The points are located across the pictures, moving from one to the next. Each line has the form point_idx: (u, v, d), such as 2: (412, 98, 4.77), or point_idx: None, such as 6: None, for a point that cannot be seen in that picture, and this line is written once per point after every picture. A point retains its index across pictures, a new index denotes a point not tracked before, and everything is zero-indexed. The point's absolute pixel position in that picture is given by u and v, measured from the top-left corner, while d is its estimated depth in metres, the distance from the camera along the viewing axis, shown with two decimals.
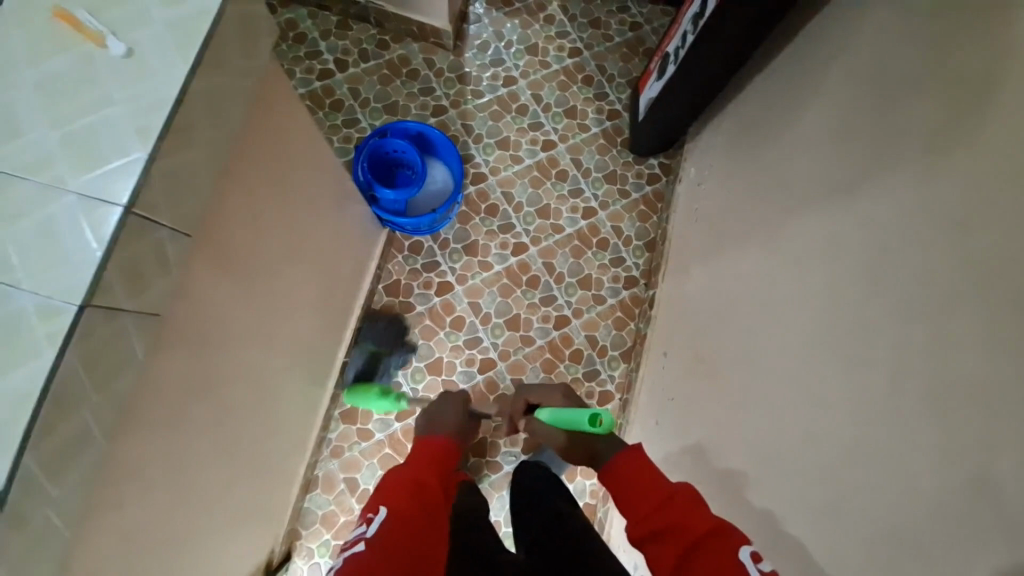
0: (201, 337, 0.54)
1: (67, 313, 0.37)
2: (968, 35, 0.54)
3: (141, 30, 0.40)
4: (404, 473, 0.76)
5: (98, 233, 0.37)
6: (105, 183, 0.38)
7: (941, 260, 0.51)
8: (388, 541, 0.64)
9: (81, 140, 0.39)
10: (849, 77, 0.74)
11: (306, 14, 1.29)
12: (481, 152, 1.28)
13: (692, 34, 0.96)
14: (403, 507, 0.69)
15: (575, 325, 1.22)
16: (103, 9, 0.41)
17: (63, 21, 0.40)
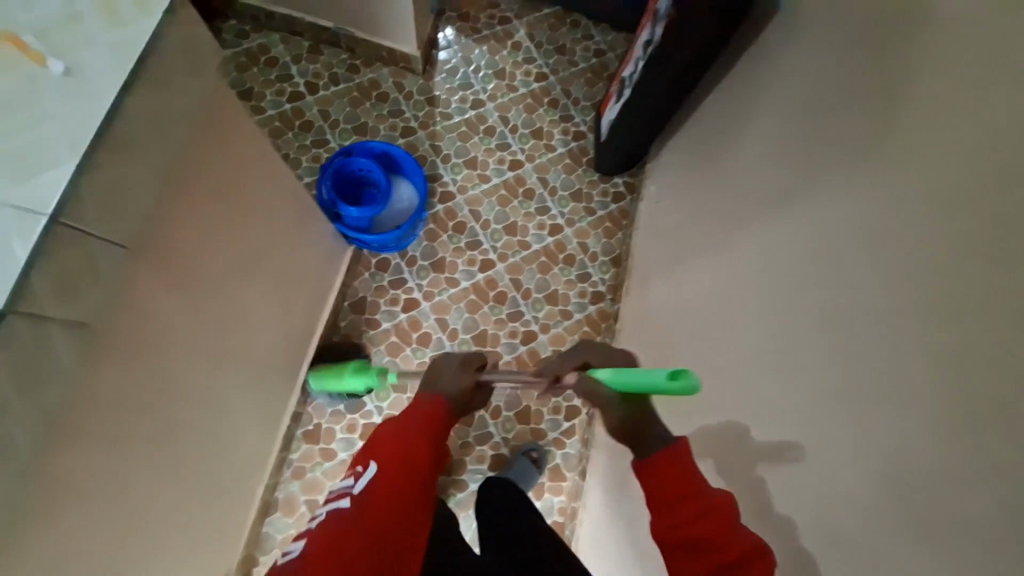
0: (135, 347, 0.54)
1: None
2: (883, 64, 0.59)
3: (84, 51, 0.41)
4: (403, 419, 0.63)
5: (23, 244, 0.38)
6: (38, 197, 0.39)
7: (866, 268, 0.54)
8: (371, 509, 0.55)
9: (15, 155, 0.39)
10: (786, 101, 0.79)
11: (278, 39, 1.33)
12: (450, 171, 1.32)
13: (644, 59, 1.01)
14: (394, 473, 0.57)
15: (543, 340, 1.24)
16: (48, 31, 0.42)
17: (7, 41, 0.41)
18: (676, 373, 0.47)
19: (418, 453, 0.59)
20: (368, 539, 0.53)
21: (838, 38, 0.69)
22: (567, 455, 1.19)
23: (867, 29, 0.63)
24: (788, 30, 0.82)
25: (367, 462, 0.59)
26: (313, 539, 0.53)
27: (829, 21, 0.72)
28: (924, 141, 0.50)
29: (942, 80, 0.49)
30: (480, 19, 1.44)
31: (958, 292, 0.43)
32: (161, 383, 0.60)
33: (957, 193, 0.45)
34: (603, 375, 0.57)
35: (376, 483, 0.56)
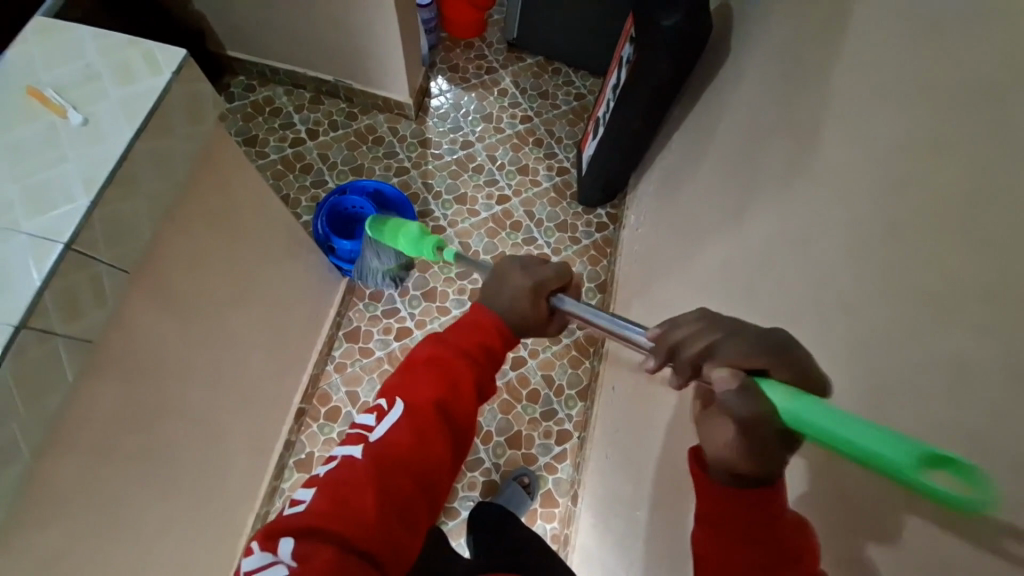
0: (132, 365, 0.58)
1: (4, 333, 0.42)
2: (807, 95, 0.65)
3: (100, 104, 0.49)
4: (435, 352, 0.62)
5: (41, 267, 0.43)
6: (52, 227, 0.44)
7: (794, 276, 0.58)
8: (390, 455, 0.56)
9: (36, 191, 0.45)
10: (734, 129, 0.85)
11: (282, 91, 1.45)
12: (441, 207, 1.40)
13: (614, 100, 1.10)
14: (420, 415, 0.59)
15: (532, 365, 1.27)
16: (68, 88, 0.49)
17: (33, 97, 0.48)
18: (933, 455, 0.29)
19: (447, 394, 0.60)
20: (379, 484, 0.54)
21: (772, 74, 0.77)
22: (558, 479, 1.19)
23: (793, 67, 0.71)
24: (734, 69, 0.90)
25: (392, 401, 0.60)
26: (326, 482, 0.55)
27: (764, 58, 0.80)
28: (834, 159, 0.55)
29: (850, 106, 0.55)
30: (468, 69, 1.56)
31: (855, 292, 0.47)
32: (156, 401, 0.64)
33: (859, 198, 0.50)
34: (775, 397, 0.39)
35: (398, 425, 0.58)
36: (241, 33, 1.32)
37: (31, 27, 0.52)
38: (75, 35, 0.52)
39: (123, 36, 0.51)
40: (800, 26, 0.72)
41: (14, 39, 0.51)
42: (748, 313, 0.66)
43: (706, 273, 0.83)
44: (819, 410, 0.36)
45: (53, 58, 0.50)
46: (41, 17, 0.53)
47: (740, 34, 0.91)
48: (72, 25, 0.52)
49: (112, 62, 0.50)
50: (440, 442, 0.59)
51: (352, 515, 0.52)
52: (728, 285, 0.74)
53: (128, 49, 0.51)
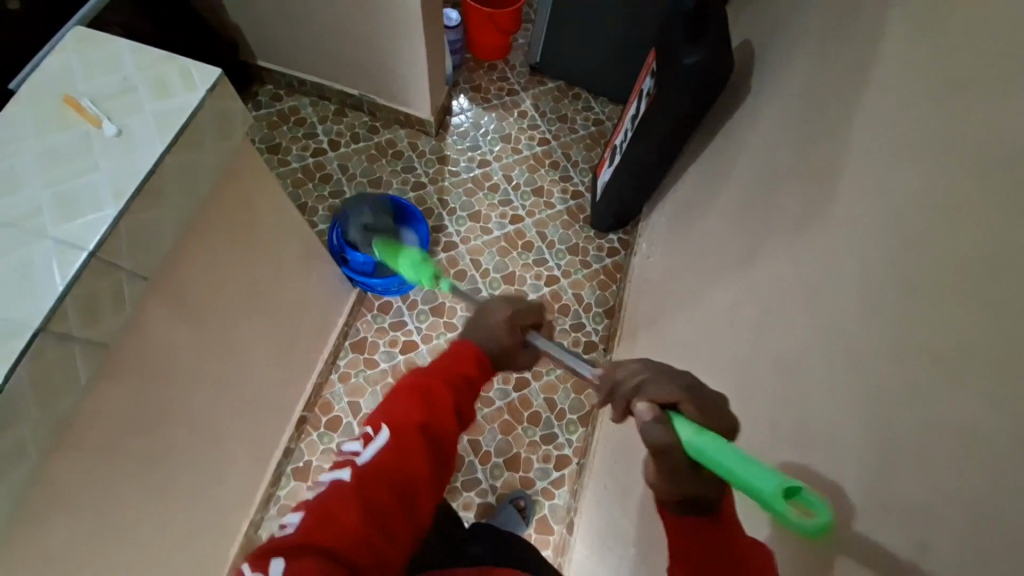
0: (140, 369, 0.59)
1: (22, 336, 0.42)
2: (824, 138, 0.65)
3: (133, 116, 0.50)
4: (422, 375, 0.64)
5: (64, 273, 0.44)
6: (79, 234, 0.46)
7: (805, 323, 0.57)
8: (375, 481, 0.56)
9: (66, 199, 0.47)
10: (750, 167, 0.86)
11: (308, 102, 1.48)
12: (454, 223, 1.41)
13: (632, 130, 1.12)
14: (406, 433, 0.59)
15: (535, 387, 1.26)
16: (104, 98, 0.51)
17: (71, 105, 0.50)
18: (792, 488, 0.36)
19: (431, 421, 0.60)
20: (365, 513, 0.53)
21: (791, 117, 0.77)
22: (555, 505, 1.17)
23: (813, 110, 0.71)
24: (752, 107, 0.91)
25: (379, 427, 0.60)
26: (314, 502, 0.55)
27: (784, 98, 0.81)
28: (850, 208, 0.55)
29: (867, 157, 0.55)
30: (490, 90, 1.59)
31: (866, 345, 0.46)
32: (161, 405, 0.64)
33: (873, 248, 0.49)
34: (682, 431, 0.43)
35: (384, 450, 0.58)
36: (273, 45, 1.37)
37: (71, 41, 0.54)
38: (115, 47, 0.53)
39: (161, 51, 0.53)
40: (820, 72, 0.72)
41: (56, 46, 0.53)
42: (755, 353, 0.65)
43: (715, 309, 0.82)
44: (720, 448, 0.40)
45: (92, 69, 0.52)
46: (84, 28, 0.54)
47: (760, 75, 0.92)
48: (109, 39, 0.54)
49: (148, 77, 0.52)
50: (427, 467, 0.59)
51: (339, 530, 0.51)
52: (736, 323, 0.74)
53: (165, 64, 0.52)
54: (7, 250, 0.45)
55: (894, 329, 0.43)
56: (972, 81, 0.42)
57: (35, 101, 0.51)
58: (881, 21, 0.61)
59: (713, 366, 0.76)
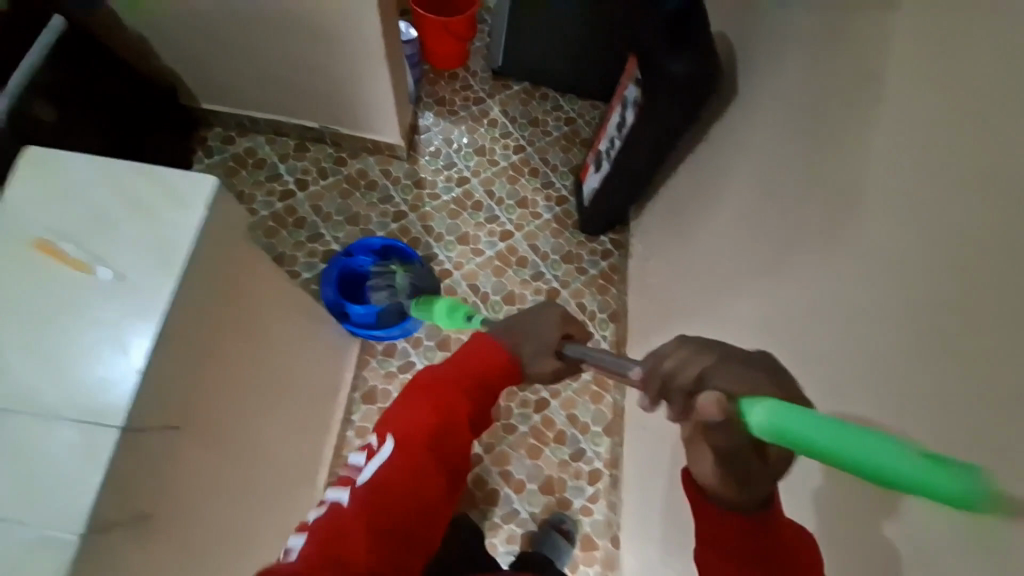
0: (174, 516, 0.53)
1: (67, 547, 0.41)
2: (828, 142, 0.65)
3: (124, 256, 0.48)
4: (424, 385, 0.65)
5: (96, 460, 0.42)
6: (98, 415, 0.44)
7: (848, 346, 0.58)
8: (375, 493, 0.58)
9: (65, 368, 0.45)
10: (751, 172, 0.85)
11: (263, 140, 1.37)
12: (444, 250, 1.36)
13: (619, 140, 1.10)
14: (411, 446, 0.60)
15: (555, 405, 1.25)
16: (81, 237, 0.49)
17: (50, 251, 0.48)
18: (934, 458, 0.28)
19: (432, 429, 0.61)
20: (367, 525, 0.56)
21: (784, 120, 0.77)
22: (595, 519, 1.18)
23: (809, 111, 0.70)
24: (742, 108, 0.90)
25: (381, 440, 0.62)
26: (318, 523, 0.57)
27: (774, 98, 0.80)
28: (866, 226, 0.55)
29: (876, 169, 0.55)
30: (455, 102, 1.52)
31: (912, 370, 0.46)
32: (200, 540, 0.58)
33: (903, 268, 0.49)
34: (774, 417, 0.33)
35: (386, 463, 0.60)
36: (215, 86, 1.24)
37: (27, 171, 0.51)
38: (80, 173, 0.51)
39: (135, 165, 0.52)
40: (810, 74, 0.72)
41: (9, 179, 0.50)
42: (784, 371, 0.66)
43: (730, 320, 0.83)
44: (827, 431, 0.31)
45: (59, 204, 0.50)
46: (33, 148, 0.52)
47: (745, 74, 0.91)
48: (70, 164, 0.51)
49: (130, 198, 0.50)
50: (429, 476, 0.60)
51: (353, 547, 0.54)
52: (754, 336, 0.74)
53: (147, 178, 0.51)
54: (20, 433, 0.44)
55: (943, 361, 0.43)
56: (995, 106, 0.42)
57: (9, 248, 0.48)
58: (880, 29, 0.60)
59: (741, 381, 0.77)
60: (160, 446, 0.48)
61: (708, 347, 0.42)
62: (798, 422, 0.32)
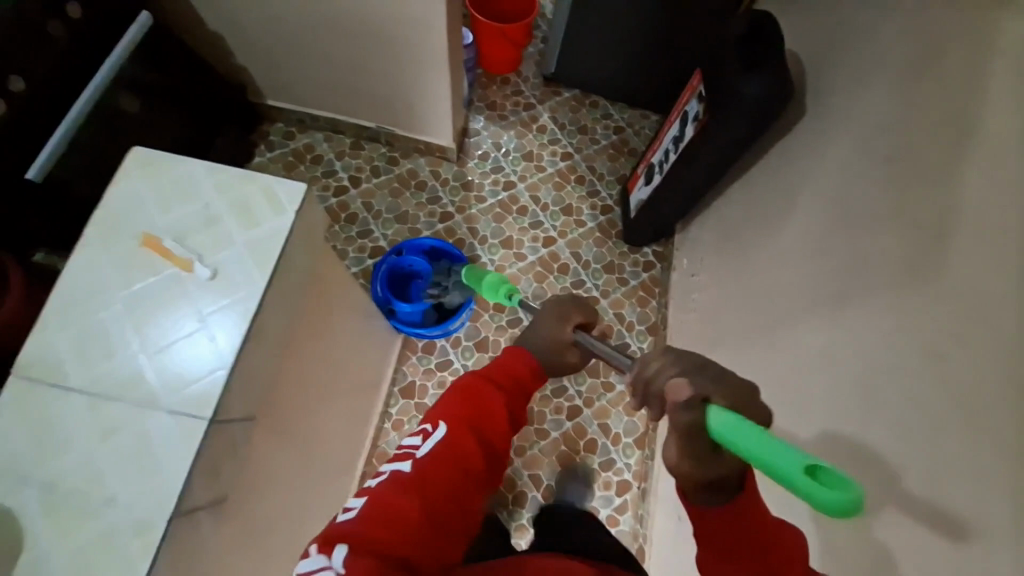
0: (241, 497, 0.55)
1: (158, 528, 0.44)
2: (923, 175, 0.63)
3: (223, 254, 0.51)
4: (477, 377, 0.67)
5: (187, 451, 0.45)
6: (192, 407, 0.47)
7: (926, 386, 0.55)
8: (431, 473, 0.59)
9: (164, 363, 0.48)
10: (821, 194, 0.82)
11: (321, 137, 1.42)
12: (487, 252, 1.38)
13: (675, 153, 1.08)
14: (457, 434, 0.62)
15: (588, 415, 1.25)
16: (184, 236, 0.52)
17: (154, 246, 0.51)
18: (814, 468, 0.39)
19: (484, 421, 0.64)
20: (425, 502, 0.57)
21: (865, 145, 0.74)
22: (621, 533, 1.17)
23: (900, 142, 0.68)
24: (814, 129, 0.88)
25: (437, 423, 0.64)
26: (375, 491, 0.58)
27: (857, 122, 0.77)
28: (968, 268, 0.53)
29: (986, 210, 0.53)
30: (507, 106, 1.54)
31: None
32: (256, 520, 0.61)
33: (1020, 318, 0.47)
34: (715, 417, 0.45)
35: (441, 444, 0.62)
36: (283, 84, 1.30)
37: (136, 168, 0.54)
38: (186, 173, 0.54)
39: (237, 170, 0.55)
40: (904, 100, 0.69)
41: (118, 175, 0.54)
42: (859, 412, 0.63)
43: (798, 350, 0.80)
44: (750, 435, 0.42)
45: (166, 201, 0.53)
46: (141, 148, 0.55)
47: (818, 94, 0.88)
48: (178, 164, 0.55)
49: (230, 201, 0.53)
50: (478, 463, 0.62)
51: (399, 524, 0.55)
52: (825, 370, 0.72)
53: (250, 183, 0.54)
54: (126, 416, 0.47)
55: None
56: None
57: (118, 243, 0.52)
58: (990, 59, 0.57)
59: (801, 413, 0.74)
60: (235, 431, 0.50)
61: (704, 366, 0.49)
62: (733, 423, 0.43)
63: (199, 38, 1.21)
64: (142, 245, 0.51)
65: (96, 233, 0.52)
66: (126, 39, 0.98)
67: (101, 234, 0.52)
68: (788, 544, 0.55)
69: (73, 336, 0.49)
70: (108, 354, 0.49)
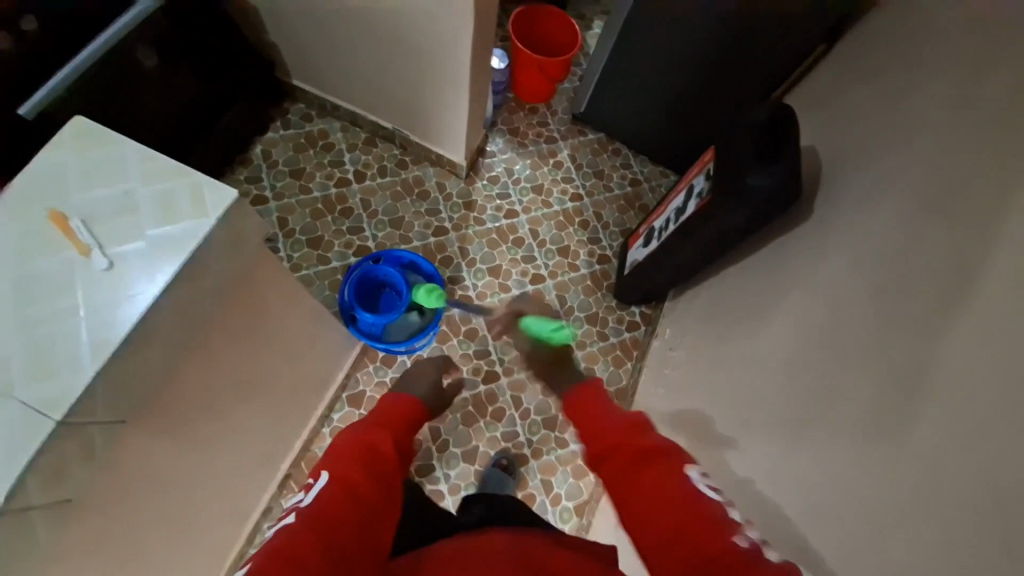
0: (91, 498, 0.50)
1: None
2: (917, 321, 0.58)
3: (130, 247, 0.50)
4: (354, 430, 0.68)
5: (26, 449, 0.43)
6: (47, 403, 0.44)
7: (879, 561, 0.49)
8: (325, 510, 0.55)
9: (36, 350, 0.46)
10: (812, 307, 0.77)
11: (338, 127, 1.42)
12: (472, 276, 1.35)
13: (675, 225, 1.05)
14: (347, 471, 0.60)
15: (533, 465, 1.20)
16: (95, 221, 0.51)
17: (58, 224, 0.50)
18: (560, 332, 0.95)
19: (372, 458, 0.64)
20: (324, 538, 0.52)
21: (867, 270, 0.69)
22: None
23: (899, 277, 0.63)
24: (821, 236, 0.83)
25: (319, 474, 0.61)
26: (261, 551, 0.51)
27: (862, 242, 0.73)
28: (944, 442, 0.48)
29: (976, 383, 0.47)
30: (528, 135, 1.52)
31: None
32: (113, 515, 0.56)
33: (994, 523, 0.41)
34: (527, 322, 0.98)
35: (328, 487, 0.58)
36: (310, 68, 1.30)
37: (71, 142, 0.53)
38: (120, 155, 0.53)
39: (170, 161, 0.53)
40: (911, 233, 0.64)
41: (49, 143, 0.53)
42: (813, 567, 0.58)
43: (757, 466, 0.75)
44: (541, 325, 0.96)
45: (88, 179, 0.52)
46: (82, 119, 0.54)
47: (831, 200, 0.84)
48: (112, 145, 0.54)
49: (154, 192, 0.52)
50: (377, 502, 0.59)
51: (295, 562, 0.49)
52: (780, 502, 0.67)
53: (179, 180, 0.52)
54: None
55: None
56: None
57: (28, 214, 0.51)
58: (1003, 216, 0.52)
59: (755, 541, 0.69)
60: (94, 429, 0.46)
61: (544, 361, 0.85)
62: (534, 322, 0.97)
63: (236, 8, 1.21)
64: (49, 222, 0.50)
65: (8, 198, 0.51)
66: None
67: (13, 202, 0.51)
68: (629, 430, 0.63)
69: None
70: None
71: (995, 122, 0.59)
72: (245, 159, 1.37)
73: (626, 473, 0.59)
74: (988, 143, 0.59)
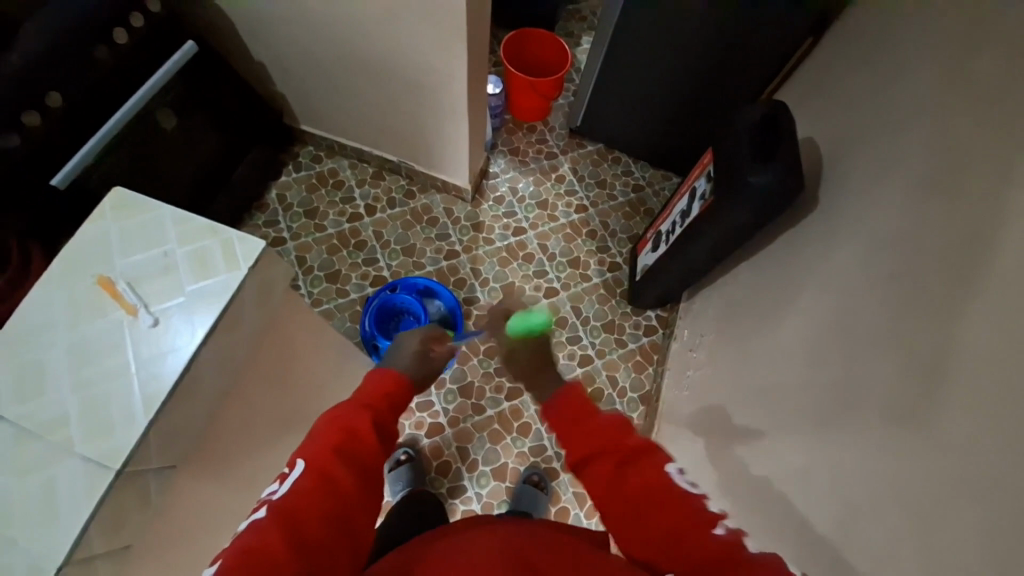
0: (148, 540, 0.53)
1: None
2: (927, 307, 0.58)
3: (171, 303, 0.55)
4: (339, 410, 0.62)
5: (89, 502, 0.46)
6: (108, 454, 0.49)
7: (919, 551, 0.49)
8: (294, 506, 0.53)
9: (93, 407, 0.50)
10: (826, 298, 0.78)
11: (346, 164, 1.48)
12: (487, 295, 1.37)
13: (682, 228, 1.06)
14: (322, 461, 0.57)
15: (564, 479, 1.20)
16: (139, 282, 0.55)
17: (105, 287, 0.55)
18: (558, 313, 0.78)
19: (349, 442, 0.59)
20: (291, 536, 0.51)
21: (875, 258, 0.70)
22: None
23: (908, 264, 0.64)
24: (826, 227, 0.84)
25: (294, 463, 0.58)
26: (232, 547, 0.51)
27: (869, 230, 0.73)
28: (971, 425, 0.48)
29: (994, 364, 0.48)
30: (529, 153, 1.56)
31: None
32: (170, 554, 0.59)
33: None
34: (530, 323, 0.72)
35: (300, 479, 0.56)
36: (317, 113, 1.37)
37: (112, 211, 0.58)
38: (158, 218, 0.58)
39: (203, 222, 0.58)
40: (915, 220, 0.65)
41: (94, 213, 0.58)
42: (855, 559, 0.57)
43: (788, 462, 0.74)
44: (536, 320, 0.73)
45: (130, 243, 0.57)
46: (121, 188, 0.59)
47: (833, 192, 0.84)
48: (149, 211, 0.58)
49: (190, 252, 0.57)
50: (353, 490, 0.57)
51: (264, 565, 0.49)
52: (813, 496, 0.67)
53: (210, 237, 0.57)
54: (47, 456, 0.48)
55: None
56: None
57: (77, 279, 0.55)
58: (1005, 196, 0.53)
59: (794, 537, 0.69)
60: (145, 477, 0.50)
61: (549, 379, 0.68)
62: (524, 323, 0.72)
63: (245, 65, 1.29)
64: (96, 285, 0.55)
65: (58, 268, 0.55)
66: (170, 63, 1.06)
67: (62, 270, 0.55)
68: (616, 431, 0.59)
69: (13, 367, 0.52)
70: (41, 390, 0.51)
71: (990, 102, 0.60)
72: (261, 204, 1.43)
73: (607, 480, 0.56)
74: (983, 126, 0.60)
